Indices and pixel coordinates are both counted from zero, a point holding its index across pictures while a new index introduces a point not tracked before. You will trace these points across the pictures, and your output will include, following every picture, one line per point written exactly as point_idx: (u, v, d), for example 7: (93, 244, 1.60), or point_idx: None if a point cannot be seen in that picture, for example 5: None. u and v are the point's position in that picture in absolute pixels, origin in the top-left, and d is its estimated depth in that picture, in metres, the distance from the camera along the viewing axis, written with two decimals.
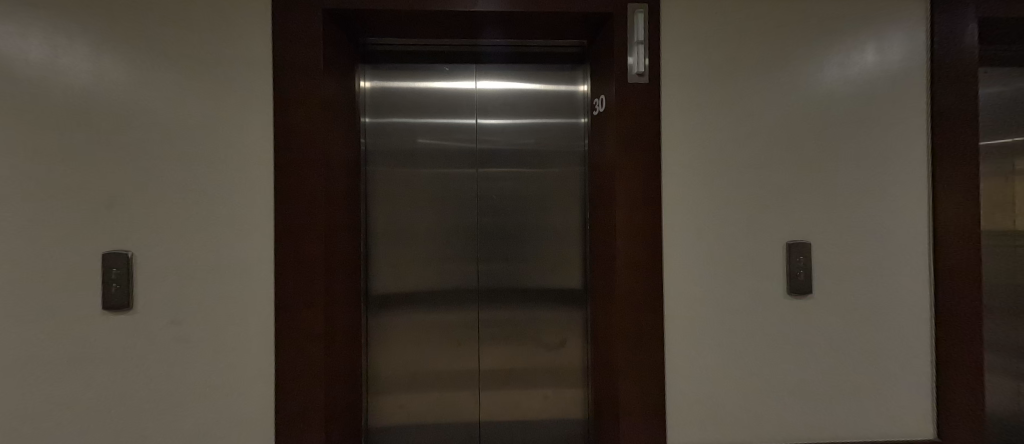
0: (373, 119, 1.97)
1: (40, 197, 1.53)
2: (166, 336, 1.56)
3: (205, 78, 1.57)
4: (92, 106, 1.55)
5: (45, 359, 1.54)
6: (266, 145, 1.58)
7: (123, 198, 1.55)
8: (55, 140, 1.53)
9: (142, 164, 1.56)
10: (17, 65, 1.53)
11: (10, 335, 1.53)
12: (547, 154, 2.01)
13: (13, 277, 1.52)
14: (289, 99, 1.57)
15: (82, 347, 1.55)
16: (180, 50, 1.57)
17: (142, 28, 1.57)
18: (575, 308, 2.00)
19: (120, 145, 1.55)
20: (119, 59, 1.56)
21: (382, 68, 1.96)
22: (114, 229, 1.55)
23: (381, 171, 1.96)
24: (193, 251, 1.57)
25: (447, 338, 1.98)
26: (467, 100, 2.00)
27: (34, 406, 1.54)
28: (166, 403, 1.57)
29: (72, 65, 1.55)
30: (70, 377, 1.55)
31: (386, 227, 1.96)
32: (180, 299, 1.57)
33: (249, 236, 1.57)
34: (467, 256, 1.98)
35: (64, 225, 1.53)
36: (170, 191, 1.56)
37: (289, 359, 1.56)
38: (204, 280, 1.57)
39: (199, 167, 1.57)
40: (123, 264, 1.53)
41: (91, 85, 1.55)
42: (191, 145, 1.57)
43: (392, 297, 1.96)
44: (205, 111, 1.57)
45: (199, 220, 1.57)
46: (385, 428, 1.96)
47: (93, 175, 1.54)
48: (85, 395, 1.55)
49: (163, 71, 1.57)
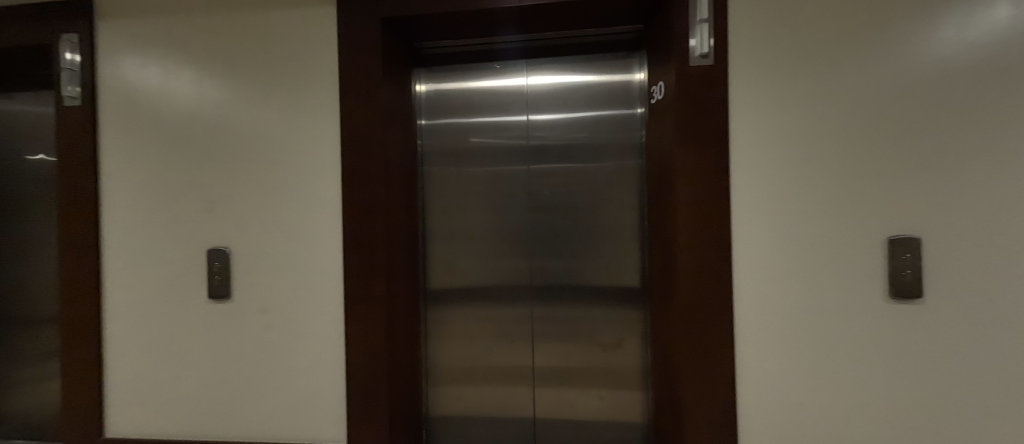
0: (428, 120, 2.03)
1: (163, 202, 1.82)
2: (255, 323, 1.76)
3: (283, 92, 1.73)
4: (195, 125, 1.79)
5: (169, 338, 1.83)
6: (334, 150, 1.71)
7: (220, 203, 1.78)
8: (170, 154, 1.81)
9: (233, 174, 1.77)
10: (143, 91, 1.84)
11: (145, 317, 1.85)
12: (601, 148, 1.93)
13: (146, 269, 1.84)
14: (351, 107, 1.67)
15: (194, 331, 1.81)
16: (261, 68, 1.75)
17: (231, 51, 1.77)
18: (631, 308, 1.92)
19: (217, 155, 1.78)
20: (214, 82, 1.78)
21: (436, 71, 2.03)
22: (214, 229, 1.79)
23: (437, 171, 2.03)
24: (275, 248, 1.75)
25: (500, 334, 2.01)
26: (518, 97, 1.99)
27: (162, 377, 1.84)
28: (255, 385, 1.77)
29: (180, 90, 1.81)
30: (186, 355, 1.82)
31: (441, 224, 2.03)
32: (265, 291, 1.76)
33: (320, 233, 1.72)
34: (519, 253, 1.98)
35: (180, 226, 1.81)
36: (254, 194, 1.76)
37: (356, 349, 1.68)
38: (284, 275, 1.74)
39: (278, 173, 1.74)
40: (223, 259, 1.77)
41: (193, 105, 1.79)
42: (272, 153, 1.74)
43: (448, 292, 2.02)
44: (282, 122, 1.74)
45: (279, 220, 1.74)
46: (444, 419, 2.04)
47: (197, 184, 1.79)
48: (196, 371, 1.81)
49: (247, 88, 1.76)
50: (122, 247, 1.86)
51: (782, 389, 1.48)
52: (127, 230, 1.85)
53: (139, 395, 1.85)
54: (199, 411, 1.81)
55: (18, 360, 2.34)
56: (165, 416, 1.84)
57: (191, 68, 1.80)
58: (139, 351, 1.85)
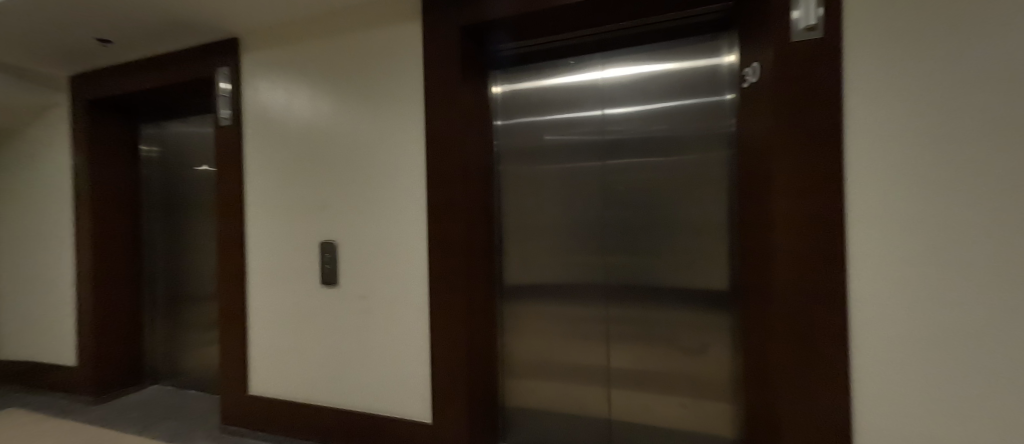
0: (503, 121, 2.09)
1: (288, 202, 2.18)
2: (356, 307, 2.01)
3: (376, 103, 1.94)
4: (311, 136, 2.11)
5: (292, 316, 2.18)
6: (419, 153, 1.86)
7: (330, 202, 2.07)
8: (293, 162, 2.16)
9: (339, 177, 2.04)
10: (274, 110, 2.21)
11: (275, 298, 2.23)
12: (684, 139, 1.80)
13: (276, 258, 2.22)
14: (433, 112, 1.81)
15: (310, 311, 2.13)
16: (360, 83, 1.98)
17: (336, 70, 2.04)
18: (719, 312, 1.76)
19: (327, 161, 2.07)
20: (324, 97, 2.07)
21: (511, 72, 2.08)
22: (325, 225, 2.08)
23: (512, 169, 2.09)
24: (370, 241, 1.97)
25: (574, 331, 2.00)
26: (592, 92, 1.95)
27: (287, 349, 2.20)
28: (356, 362, 2.01)
29: (299, 107, 2.14)
30: (304, 331, 2.15)
31: (516, 221, 2.08)
32: (363, 280, 1.99)
33: (407, 229, 1.89)
34: (593, 250, 1.95)
35: (300, 222, 2.15)
36: (354, 194, 2.00)
37: (440, 336, 1.81)
38: (378, 266, 1.96)
39: (374, 176, 1.96)
40: (332, 251, 2.05)
41: (309, 119, 2.11)
42: (369, 158, 1.96)
43: (522, 287, 2.07)
44: (377, 130, 1.94)
45: (374, 217, 1.96)
46: (518, 410, 2.10)
47: (313, 186, 2.11)
48: (312, 346, 2.13)
49: (348, 101, 2.01)
50: (260, 240, 2.26)
51: (920, 420, 1.22)
52: (263, 225, 2.26)
53: (272, 361, 2.25)
54: (313, 379, 2.13)
55: (192, 328, 2.98)
56: (289, 382, 2.19)
57: (307, 88, 2.11)
58: (272, 326, 2.24)
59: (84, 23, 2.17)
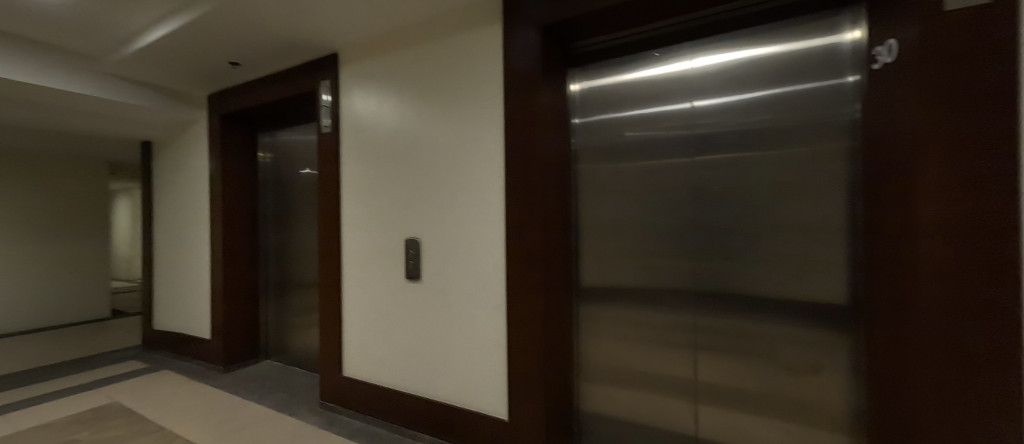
0: (581, 119, 2.03)
1: (378, 201, 2.36)
2: (437, 302, 2.11)
3: (458, 105, 2.02)
4: (399, 140, 2.26)
5: (380, 307, 2.36)
6: (499, 153, 1.89)
7: (414, 202, 2.19)
8: (383, 164, 2.33)
9: (423, 177, 2.15)
10: (367, 117, 2.41)
11: (366, 289, 2.42)
12: (791, 131, 1.61)
13: (367, 254, 2.41)
14: (514, 112, 1.82)
15: (397, 303, 2.29)
16: (443, 87, 2.07)
17: (421, 76, 2.15)
18: (836, 328, 1.54)
19: (413, 163, 2.20)
20: (410, 103, 2.20)
21: (590, 69, 2.01)
22: (410, 223, 2.22)
23: (590, 168, 2.02)
24: (451, 239, 2.05)
25: (656, 339, 1.87)
26: (681, 83, 1.81)
27: (376, 337, 2.39)
28: (437, 354, 2.11)
29: (389, 113, 2.30)
30: (390, 322, 2.32)
31: (593, 221, 2.02)
32: (444, 276, 2.09)
33: (486, 228, 1.94)
34: (680, 254, 1.82)
35: (388, 220, 2.31)
36: (437, 194, 2.10)
37: (517, 334, 1.83)
38: (458, 263, 2.03)
39: (455, 175, 2.03)
40: (416, 247, 2.18)
41: (397, 124, 2.26)
42: (450, 158, 2.04)
43: (600, 290, 2.00)
44: (458, 131, 2.02)
45: (455, 215, 2.04)
46: (594, 418, 2.02)
47: (400, 187, 2.26)
48: (398, 336, 2.29)
49: (431, 105, 2.11)
50: (353, 236, 2.48)
51: None
52: (356, 222, 2.47)
53: (363, 348, 2.45)
54: (399, 367, 2.28)
55: (297, 312, 3.38)
56: (378, 368, 2.37)
57: (396, 94, 2.27)
58: (363, 315, 2.45)
59: (221, 49, 2.57)
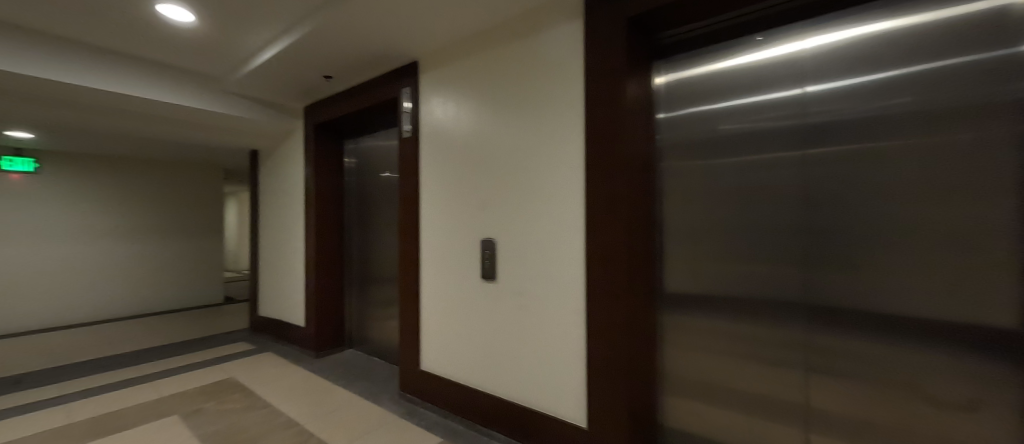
0: (667, 113, 1.88)
1: (456, 202, 2.43)
2: (513, 303, 2.12)
3: (535, 105, 2.00)
4: (476, 141, 2.30)
5: (456, 305, 2.43)
6: (579, 152, 1.84)
7: (491, 202, 2.22)
8: (461, 165, 2.39)
9: (500, 177, 2.17)
10: (445, 121, 2.49)
11: (444, 287, 2.51)
12: (939, 115, 1.36)
13: (445, 253, 2.50)
14: (596, 110, 1.77)
15: (473, 302, 2.34)
16: (520, 87, 2.07)
17: (498, 79, 2.18)
18: (999, 356, 1.27)
19: (490, 164, 2.23)
20: (487, 105, 2.24)
21: (677, 59, 1.87)
22: (486, 223, 2.25)
23: (676, 166, 1.87)
24: (527, 240, 2.05)
25: (756, 355, 1.68)
26: (789, 67, 1.62)
27: (453, 334, 2.46)
28: (512, 353, 2.12)
29: (466, 115, 2.36)
30: (467, 320, 2.38)
31: (680, 223, 1.87)
32: (520, 277, 2.08)
33: (564, 229, 1.90)
34: (786, 260, 1.62)
35: (465, 220, 2.37)
36: (514, 195, 2.10)
37: (598, 339, 1.77)
38: (535, 265, 2.01)
39: (532, 175, 2.02)
40: (491, 248, 2.21)
41: (475, 126, 2.31)
42: (527, 158, 2.04)
43: (688, 297, 1.85)
44: (535, 131, 2.00)
45: (532, 216, 2.02)
46: (679, 435, 1.86)
47: (477, 188, 2.30)
48: (473, 334, 2.34)
49: (508, 107, 2.12)
50: (432, 235, 2.59)
51: None
52: (435, 222, 2.57)
53: (440, 343, 2.54)
54: (475, 364, 2.33)
55: (378, 306, 3.61)
56: (454, 364, 2.45)
57: (473, 97, 2.32)
58: (441, 312, 2.54)
59: (318, 64, 2.83)
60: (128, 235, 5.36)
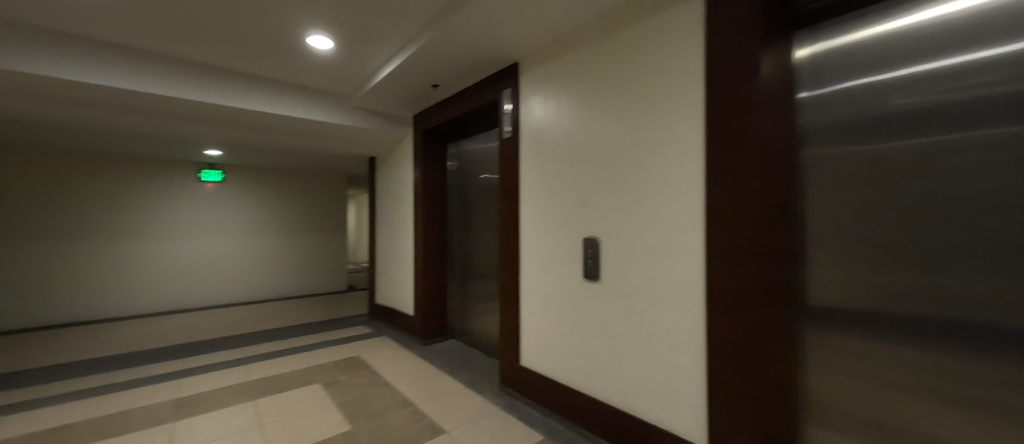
0: (811, 92, 1.59)
1: (557, 200, 2.41)
2: (618, 306, 2.03)
3: (643, 98, 1.90)
4: (578, 139, 2.27)
5: (557, 304, 2.43)
6: (698, 145, 1.68)
7: (593, 201, 2.17)
8: (563, 164, 2.37)
9: (606, 175, 2.10)
10: (545, 120, 2.51)
11: (545, 285, 2.53)
12: None
13: (546, 251, 2.51)
14: (723, 97, 1.59)
15: (573, 302, 2.31)
16: (629, 78, 1.97)
17: (603, 72, 2.12)
18: None
19: (592, 162, 2.18)
20: (588, 102, 2.21)
21: (824, 27, 1.57)
22: (588, 222, 2.20)
23: (823, 154, 1.56)
24: (634, 240, 1.95)
25: (936, 389, 1.34)
26: (1001, 17, 1.25)
27: (552, 332, 2.47)
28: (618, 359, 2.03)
29: (566, 114, 2.34)
30: (566, 320, 2.36)
31: (828, 223, 1.55)
32: (627, 279, 1.98)
33: (679, 229, 1.75)
34: (993, 269, 1.26)
35: (566, 219, 2.35)
36: (618, 193, 2.02)
37: (722, 352, 1.59)
38: (643, 267, 1.90)
39: (642, 171, 1.90)
40: (594, 247, 2.14)
41: (576, 124, 2.28)
42: (637, 153, 1.93)
43: (839, 312, 1.53)
44: (644, 125, 1.89)
45: (640, 216, 1.91)
46: None
47: (580, 185, 2.26)
48: (574, 334, 2.31)
49: (612, 101, 2.06)
50: (532, 232, 2.63)
51: None
52: (535, 220, 2.60)
53: (542, 340, 2.57)
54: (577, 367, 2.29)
55: (478, 301, 3.79)
56: (556, 363, 2.45)
57: (577, 95, 2.27)
58: (541, 309, 2.57)
59: (429, 74, 3.09)
60: (281, 231, 6.51)
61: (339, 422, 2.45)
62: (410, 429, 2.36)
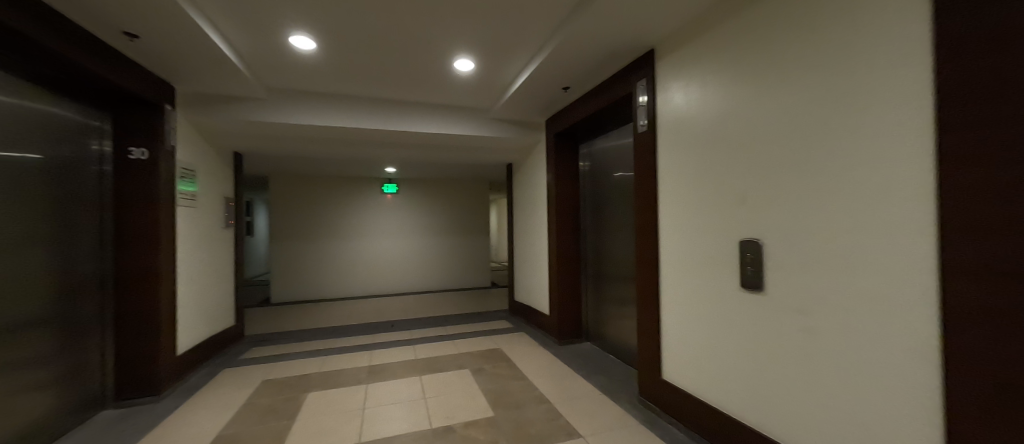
0: None
1: (707, 195, 2.17)
2: (794, 323, 1.74)
3: (828, 75, 1.60)
4: (732, 127, 2.02)
5: (707, 313, 2.18)
6: (926, 128, 1.33)
7: (753, 196, 1.91)
8: (715, 155, 2.12)
9: (771, 168, 1.83)
10: (687, 108, 2.30)
11: (690, 291, 2.30)
12: None
13: (692, 252, 2.28)
14: (963, 87, 1.25)
15: (727, 311, 2.06)
16: (807, 52, 1.68)
17: (768, 48, 1.84)
18: None
19: (753, 152, 1.91)
20: (744, 85, 1.96)
21: None
22: (748, 221, 1.94)
23: None
24: (816, 245, 1.65)
25: None
26: None
27: (702, 345, 2.22)
28: (797, 380, 1.73)
29: (716, 99, 2.11)
30: (720, 331, 2.11)
31: None
32: (807, 291, 1.69)
33: (886, 233, 1.43)
34: None
35: (718, 216, 2.11)
36: (791, 189, 1.74)
37: (969, 398, 1.26)
38: (831, 277, 1.60)
39: (829, 160, 1.60)
40: (756, 250, 1.89)
41: (728, 109, 2.04)
42: (821, 138, 1.63)
43: None
44: (830, 107, 1.60)
45: (824, 216, 1.61)
46: None
47: (737, 179, 2.00)
48: (730, 348, 2.05)
49: (781, 83, 1.78)
50: (674, 233, 2.42)
51: None
52: (677, 220, 2.39)
53: (688, 353, 2.32)
54: (738, 388, 2.01)
55: (613, 304, 3.65)
56: (707, 382, 2.19)
57: (730, 81, 2.04)
58: (685, 318, 2.34)
59: (563, 77, 3.15)
60: (440, 233, 7.56)
61: (484, 407, 2.69)
62: (546, 426, 2.42)
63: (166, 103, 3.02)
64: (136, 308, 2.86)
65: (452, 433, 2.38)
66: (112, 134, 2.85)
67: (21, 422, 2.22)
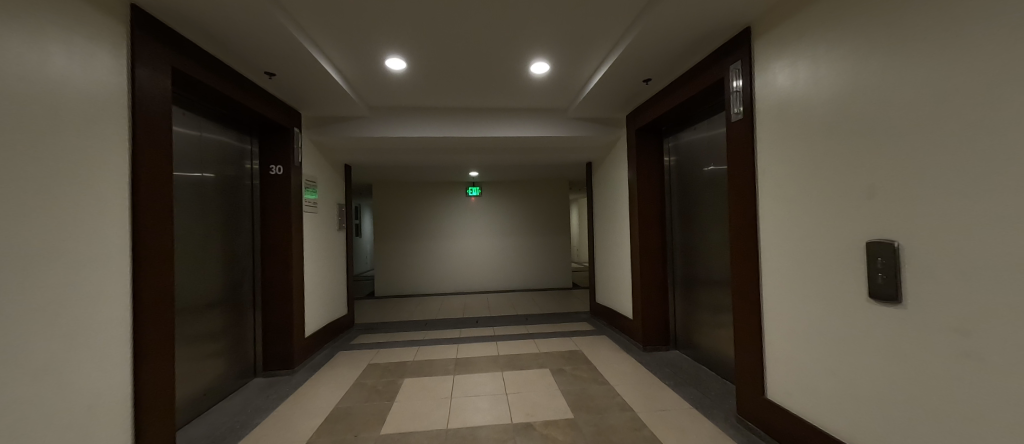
0: None
1: (822, 191, 1.88)
2: (941, 344, 1.42)
3: (990, 35, 1.28)
4: (852, 109, 1.72)
5: (823, 326, 1.89)
6: None
7: (883, 190, 1.60)
8: (831, 143, 1.83)
9: (908, 154, 1.51)
10: (794, 92, 2.02)
11: (802, 300, 2.01)
12: None
13: (803, 256, 1.99)
14: None
15: (849, 324, 1.76)
16: (957, 5, 1.36)
17: (899, 11, 1.53)
18: None
19: (881, 137, 1.60)
20: (866, 58, 1.66)
21: None
22: (876, 220, 1.63)
23: None
24: (975, 249, 1.32)
25: None
26: None
27: (816, 363, 1.93)
28: (950, 414, 1.41)
29: (831, 78, 1.82)
30: (841, 349, 1.80)
31: None
32: (963, 306, 1.36)
33: None
34: None
35: (835, 214, 1.81)
36: (938, 181, 1.42)
37: None
38: (999, 290, 1.27)
39: (995, 142, 1.27)
40: (889, 253, 1.57)
41: (848, 88, 1.74)
42: (984, 111, 1.29)
43: None
44: (993, 76, 1.27)
45: (989, 214, 1.29)
46: None
47: (860, 170, 1.69)
48: (853, 369, 1.74)
49: (919, 51, 1.47)
50: (780, 234, 2.13)
51: None
52: (783, 218, 2.11)
53: (799, 371, 2.03)
54: (865, 418, 1.70)
55: (706, 311, 3.35)
56: (824, 406, 1.90)
57: (849, 52, 1.73)
58: (796, 331, 2.05)
59: (644, 69, 3.00)
60: (522, 234, 7.72)
61: (564, 408, 2.69)
62: (629, 435, 2.33)
63: (294, 127, 3.62)
64: (277, 296, 3.48)
65: (532, 430, 2.43)
66: (259, 154, 3.49)
67: (205, 381, 2.86)
